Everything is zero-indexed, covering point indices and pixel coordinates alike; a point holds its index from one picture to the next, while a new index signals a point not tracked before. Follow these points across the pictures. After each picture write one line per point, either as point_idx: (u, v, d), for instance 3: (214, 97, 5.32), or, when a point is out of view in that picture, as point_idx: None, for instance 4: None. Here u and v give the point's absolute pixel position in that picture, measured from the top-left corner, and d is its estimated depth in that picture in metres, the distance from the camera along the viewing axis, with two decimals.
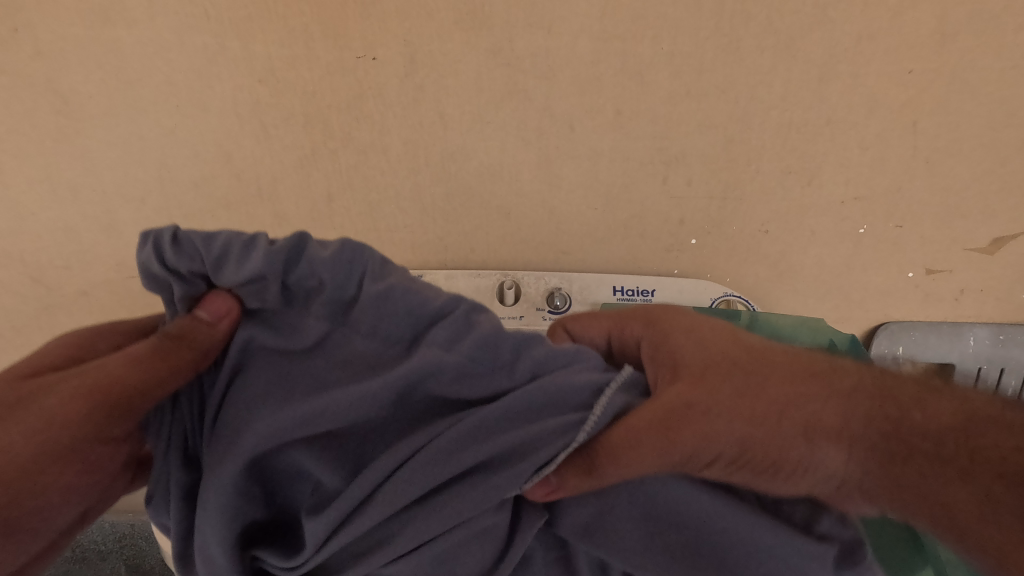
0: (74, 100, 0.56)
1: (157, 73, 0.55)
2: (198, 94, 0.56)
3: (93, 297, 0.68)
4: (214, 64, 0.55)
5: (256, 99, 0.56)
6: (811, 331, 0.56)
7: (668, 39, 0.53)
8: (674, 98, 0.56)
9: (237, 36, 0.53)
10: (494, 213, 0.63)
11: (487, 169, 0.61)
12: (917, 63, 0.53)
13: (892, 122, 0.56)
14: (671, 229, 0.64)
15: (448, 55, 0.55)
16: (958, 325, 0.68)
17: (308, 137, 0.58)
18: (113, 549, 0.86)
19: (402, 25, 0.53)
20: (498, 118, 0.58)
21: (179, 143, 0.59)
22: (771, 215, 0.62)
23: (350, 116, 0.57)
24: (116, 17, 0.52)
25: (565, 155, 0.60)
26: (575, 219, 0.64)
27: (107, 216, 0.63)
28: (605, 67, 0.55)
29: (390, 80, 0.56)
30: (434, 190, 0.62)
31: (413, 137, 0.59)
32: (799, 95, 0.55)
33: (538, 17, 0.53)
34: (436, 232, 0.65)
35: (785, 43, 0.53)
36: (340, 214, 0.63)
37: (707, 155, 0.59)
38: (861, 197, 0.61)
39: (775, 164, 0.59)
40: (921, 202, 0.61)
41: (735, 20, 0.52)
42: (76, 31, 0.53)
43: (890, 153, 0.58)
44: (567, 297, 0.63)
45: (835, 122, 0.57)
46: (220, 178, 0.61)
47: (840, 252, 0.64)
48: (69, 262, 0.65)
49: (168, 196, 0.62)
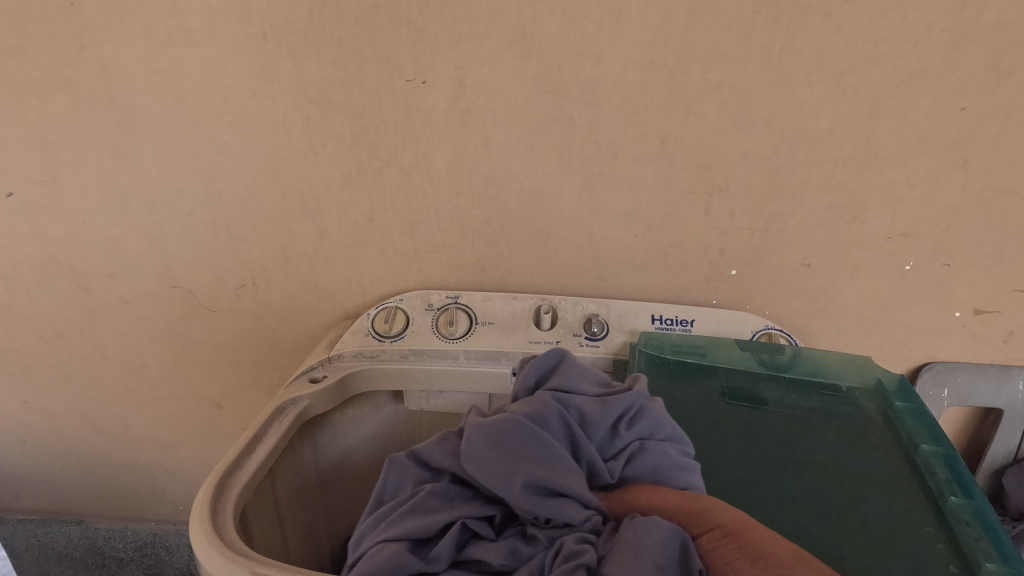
0: (132, 114, 0.58)
1: (214, 91, 0.56)
2: (252, 110, 0.57)
3: (134, 305, 0.68)
4: (269, 83, 0.56)
5: (306, 117, 0.57)
6: (859, 371, 0.53)
7: (716, 71, 0.54)
8: (719, 128, 0.56)
9: (293, 57, 0.55)
10: (533, 237, 0.63)
11: (529, 193, 0.61)
12: (968, 100, 0.53)
13: (941, 160, 0.56)
14: (711, 259, 0.63)
15: (496, 81, 0.55)
16: (1007, 369, 0.65)
17: (354, 156, 0.59)
18: (133, 557, 0.86)
19: (453, 51, 0.54)
20: (541, 143, 0.58)
21: (231, 159, 0.60)
22: (813, 248, 0.61)
23: (396, 137, 0.58)
24: (179, 36, 0.54)
25: (608, 182, 0.60)
26: (614, 246, 0.63)
27: (154, 227, 0.63)
28: (651, 97, 0.55)
29: (438, 103, 0.57)
30: (475, 212, 0.62)
31: (457, 160, 0.59)
32: (846, 130, 0.55)
33: (587, 46, 0.53)
34: (474, 254, 0.64)
35: (834, 76, 0.53)
36: (380, 233, 0.63)
37: (751, 186, 0.59)
38: (907, 234, 0.60)
39: (821, 199, 0.59)
40: (969, 241, 0.59)
41: (784, 54, 0.52)
42: (143, 49, 0.55)
43: (939, 189, 0.57)
44: (604, 323, 0.60)
45: (883, 156, 0.56)
46: (264, 194, 0.61)
47: (883, 289, 0.63)
48: (113, 270, 0.66)
49: (213, 210, 0.62)
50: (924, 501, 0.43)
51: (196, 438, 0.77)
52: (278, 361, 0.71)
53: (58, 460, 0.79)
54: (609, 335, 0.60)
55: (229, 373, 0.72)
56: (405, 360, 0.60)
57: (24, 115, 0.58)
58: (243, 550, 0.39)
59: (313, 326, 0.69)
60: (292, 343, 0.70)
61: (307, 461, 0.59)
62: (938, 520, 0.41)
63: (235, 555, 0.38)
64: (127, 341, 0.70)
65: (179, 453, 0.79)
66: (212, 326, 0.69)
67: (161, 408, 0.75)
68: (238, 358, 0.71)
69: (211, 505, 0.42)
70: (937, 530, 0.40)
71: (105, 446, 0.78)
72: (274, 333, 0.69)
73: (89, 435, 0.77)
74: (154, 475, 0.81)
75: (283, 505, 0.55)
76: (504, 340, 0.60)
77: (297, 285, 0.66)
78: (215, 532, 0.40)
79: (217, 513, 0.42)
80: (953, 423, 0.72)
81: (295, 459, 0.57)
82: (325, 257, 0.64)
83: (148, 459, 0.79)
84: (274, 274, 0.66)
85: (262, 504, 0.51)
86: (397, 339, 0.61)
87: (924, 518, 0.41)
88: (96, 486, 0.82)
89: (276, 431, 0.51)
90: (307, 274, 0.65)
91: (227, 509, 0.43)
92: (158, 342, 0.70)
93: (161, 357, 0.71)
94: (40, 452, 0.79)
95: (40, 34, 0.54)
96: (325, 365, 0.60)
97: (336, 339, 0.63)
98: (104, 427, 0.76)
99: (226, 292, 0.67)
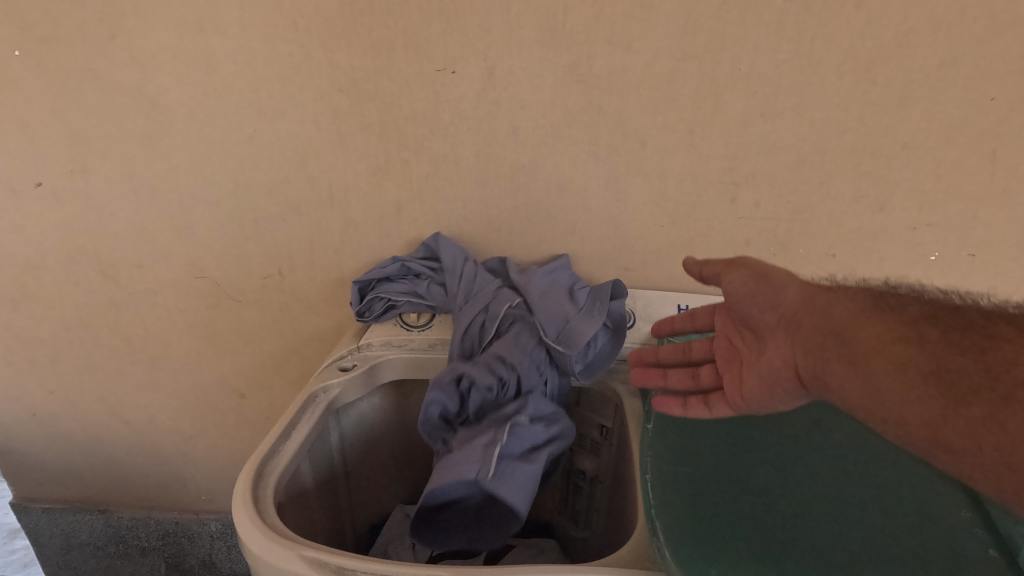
0: (162, 104, 0.58)
1: (244, 81, 0.57)
2: (281, 101, 0.57)
3: (160, 295, 0.68)
4: (299, 73, 0.56)
5: (336, 107, 0.58)
6: None
7: (746, 60, 0.54)
8: (747, 118, 0.56)
9: (324, 47, 0.55)
10: (559, 227, 0.63)
11: (556, 182, 0.61)
12: (1000, 90, 0.53)
13: (970, 149, 0.56)
14: (737, 249, 0.63)
15: (526, 71, 0.55)
16: None
17: (382, 146, 0.59)
18: (156, 546, 0.87)
19: (483, 40, 0.54)
20: (570, 133, 0.58)
21: (259, 150, 0.60)
22: (839, 238, 0.61)
23: (425, 127, 0.58)
24: (209, 26, 0.54)
25: (635, 172, 0.60)
26: (639, 236, 0.63)
27: (182, 218, 0.64)
28: (681, 86, 0.55)
29: (467, 93, 0.57)
30: (501, 203, 0.62)
31: (484, 150, 0.59)
32: (875, 120, 0.55)
33: (618, 36, 0.53)
34: (500, 244, 0.65)
35: (865, 66, 0.53)
36: (407, 223, 0.63)
37: (779, 176, 0.59)
38: (933, 224, 0.60)
39: (848, 189, 0.59)
40: (995, 232, 0.59)
41: (815, 43, 0.52)
42: (175, 39, 0.55)
43: (967, 180, 0.57)
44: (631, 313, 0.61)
45: (912, 146, 0.56)
46: (292, 184, 0.62)
47: (908, 279, 0.63)
48: (141, 260, 0.66)
49: (240, 201, 0.63)
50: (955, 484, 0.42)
51: (219, 427, 0.78)
52: (302, 350, 0.72)
53: (82, 449, 0.80)
54: (636, 325, 0.61)
55: (253, 363, 0.73)
56: (433, 350, 0.60)
57: (55, 106, 0.58)
58: (284, 533, 0.40)
59: (338, 316, 0.69)
60: (317, 333, 0.70)
61: (335, 448, 0.60)
62: (973, 504, 0.40)
63: (278, 537, 0.39)
64: (153, 331, 0.71)
65: (203, 443, 0.79)
66: (238, 316, 0.70)
67: (186, 398, 0.76)
68: (262, 347, 0.72)
69: (252, 488, 0.43)
70: (974, 515, 0.39)
71: (129, 436, 0.79)
72: (299, 323, 0.70)
73: (114, 424, 0.78)
74: (177, 465, 0.81)
75: (312, 491, 0.55)
76: None
77: (323, 276, 0.67)
78: (257, 513, 0.41)
79: (259, 497, 0.43)
80: None
81: (323, 447, 0.57)
82: (352, 247, 0.65)
83: (172, 448, 0.80)
84: (300, 265, 0.66)
85: (295, 490, 0.51)
86: (425, 329, 0.61)
87: (960, 502, 0.40)
88: (120, 475, 0.83)
89: (310, 419, 0.52)
90: (334, 264, 0.66)
91: (266, 493, 0.43)
92: (184, 332, 0.71)
93: (187, 348, 0.72)
94: (65, 442, 0.79)
95: (71, 24, 0.54)
96: (354, 354, 0.60)
97: (363, 328, 0.64)
98: (129, 417, 0.77)
99: (252, 282, 0.67)
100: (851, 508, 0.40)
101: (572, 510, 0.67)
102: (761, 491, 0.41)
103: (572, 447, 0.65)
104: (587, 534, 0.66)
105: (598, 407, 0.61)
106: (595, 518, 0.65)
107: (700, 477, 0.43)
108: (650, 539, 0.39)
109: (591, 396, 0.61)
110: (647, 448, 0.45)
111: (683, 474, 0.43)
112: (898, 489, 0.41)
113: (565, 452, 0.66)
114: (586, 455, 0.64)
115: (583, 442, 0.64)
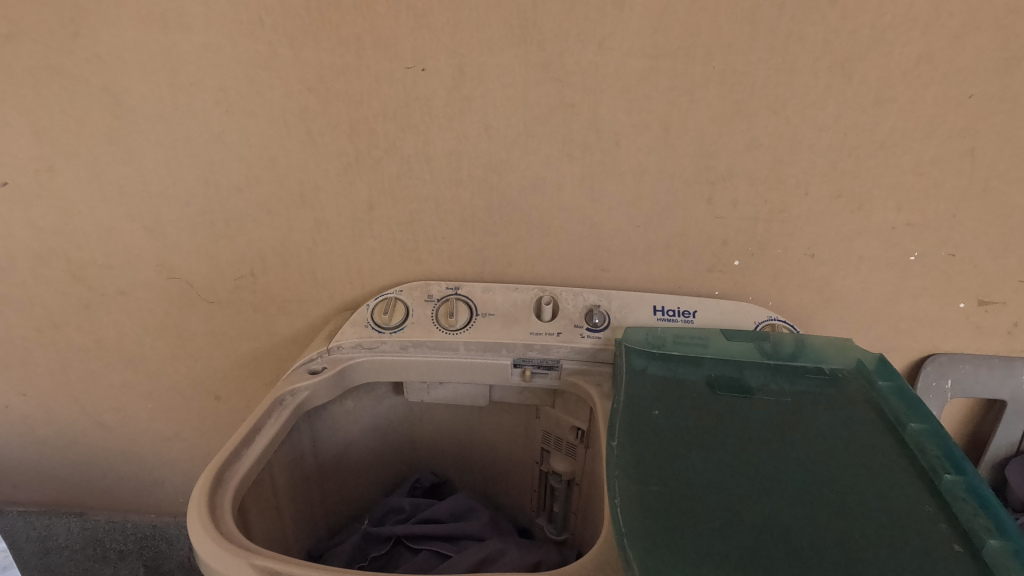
0: (127, 102, 0.57)
1: (210, 78, 0.56)
2: (249, 99, 0.56)
3: (131, 296, 0.67)
4: (266, 70, 0.55)
5: (304, 105, 0.57)
6: (839, 352, 0.55)
7: (720, 57, 0.53)
8: (722, 117, 0.55)
9: (290, 43, 0.54)
10: (534, 227, 0.62)
11: (530, 181, 0.60)
12: (977, 88, 0.52)
13: (948, 147, 0.55)
14: (714, 249, 0.62)
15: (497, 68, 0.54)
16: (1010, 360, 0.65)
17: (353, 145, 0.58)
18: (133, 549, 0.86)
19: (453, 37, 0.53)
20: (543, 131, 0.57)
21: (228, 149, 0.59)
22: (817, 238, 0.61)
23: (395, 125, 0.57)
24: (173, 21, 0.53)
25: (609, 171, 0.59)
26: (615, 237, 0.62)
27: (151, 218, 0.63)
28: (654, 84, 0.54)
29: (438, 90, 0.56)
30: (475, 202, 0.61)
31: (457, 149, 0.58)
32: (851, 118, 0.54)
33: (590, 32, 0.52)
34: (475, 244, 0.64)
35: (840, 63, 0.52)
36: (379, 223, 0.62)
37: (755, 175, 0.58)
38: (912, 224, 0.59)
39: (825, 189, 0.58)
40: (974, 231, 0.59)
41: (789, 40, 0.52)
42: (138, 35, 0.54)
43: (945, 179, 0.56)
44: (605, 314, 0.60)
45: (889, 145, 0.55)
46: (262, 184, 0.61)
47: (887, 279, 0.62)
48: (110, 261, 0.65)
49: (210, 201, 0.62)
50: (916, 477, 0.42)
51: (195, 429, 0.77)
52: (277, 353, 0.71)
53: (57, 452, 0.79)
54: (610, 326, 0.60)
55: (227, 365, 0.72)
56: (405, 352, 0.60)
57: (17, 103, 0.57)
58: (240, 542, 0.39)
59: (312, 318, 0.68)
60: (291, 335, 0.69)
61: (305, 451, 0.59)
62: (935, 497, 0.40)
63: (233, 546, 0.38)
64: (125, 332, 0.70)
65: (179, 445, 0.78)
66: (210, 317, 0.69)
67: (160, 400, 0.75)
68: (236, 349, 0.71)
69: (209, 494, 0.42)
70: (936, 509, 0.39)
71: (103, 438, 0.78)
72: (273, 324, 0.69)
73: (88, 427, 0.77)
74: (154, 467, 0.81)
75: (280, 496, 0.54)
76: (505, 332, 0.60)
77: (296, 277, 0.66)
78: (212, 521, 0.40)
79: (216, 504, 0.42)
80: (956, 415, 0.71)
81: (292, 450, 0.56)
82: (324, 248, 0.64)
83: (148, 451, 0.79)
84: (272, 266, 0.65)
85: (260, 495, 0.50)
86: (396, 330, 0.60)
87: (922, 496, 0.40)
88: (96, 478, 0.82)
89: (274, 423, 0.51)
90: (306, 265, 0.65)
91: (224, 499, 0.42)
92: (156, 334, 0.70)
93: (160, 350, 0.71)
94: (39, 444, 0.78)
95: (31, 20, 0.53)
96: (324, 356, 0.59)
97: (335, 330, 0.63)
98: (103, 419, 0.76)
99: (225, 283, 0.66)
100: (818, 514, 0.39)
101: (549, 512, 0.67)
102: (728, 498, 0.40)
103: (548, 450, 0.64)
104: (565, 537, 0.65)
105: (573, 409, 0.60)
106: (573, 521, 0.64)
107: (670, 490, 0.41)
108: (619, 553, 0.37)
109: (565, 398, 0.60)
110: (615, 456, 0.44)
111: (654, 486, 0.41)
112: (862, 488, 0.41)
113: (541, 454, 0.66)
114: (562, 457, 0.63)
115: (559, 444, 0.63)
